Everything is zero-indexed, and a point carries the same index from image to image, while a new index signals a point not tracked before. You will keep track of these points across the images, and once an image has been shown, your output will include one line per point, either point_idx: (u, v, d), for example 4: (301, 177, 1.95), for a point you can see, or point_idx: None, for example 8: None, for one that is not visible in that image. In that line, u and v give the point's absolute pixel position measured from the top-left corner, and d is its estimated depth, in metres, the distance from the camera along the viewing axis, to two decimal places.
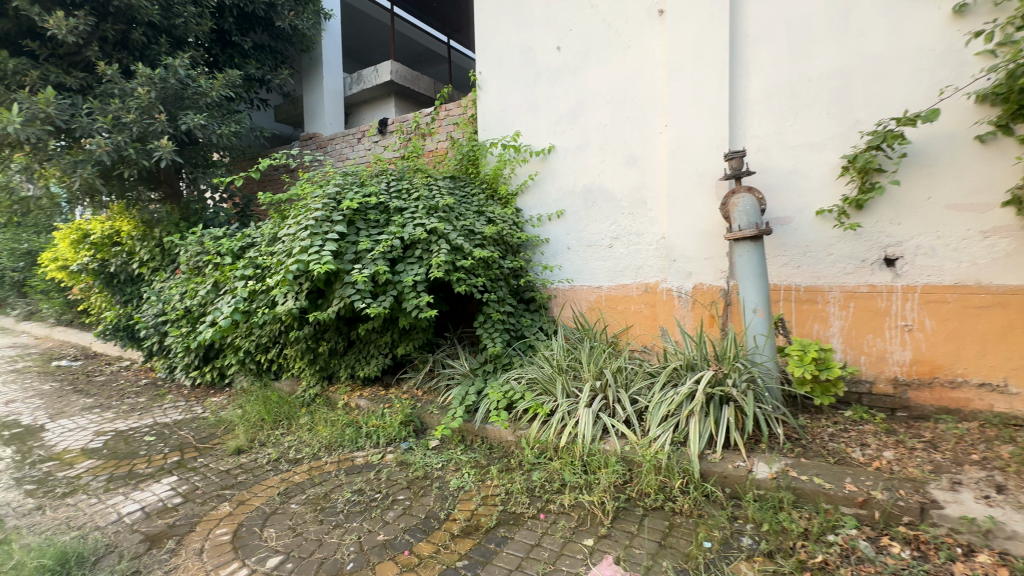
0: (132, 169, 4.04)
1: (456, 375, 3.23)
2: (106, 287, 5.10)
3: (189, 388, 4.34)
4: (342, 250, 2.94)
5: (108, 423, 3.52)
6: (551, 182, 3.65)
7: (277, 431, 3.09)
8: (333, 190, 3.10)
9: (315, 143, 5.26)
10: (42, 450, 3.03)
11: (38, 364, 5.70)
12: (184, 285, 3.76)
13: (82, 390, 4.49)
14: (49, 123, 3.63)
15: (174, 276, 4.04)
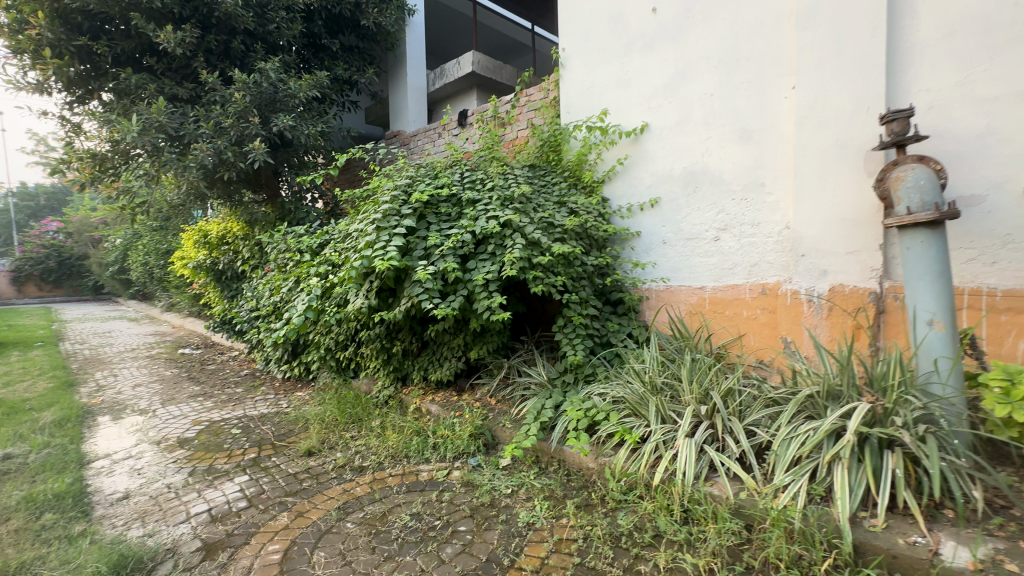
0: (231, 171, 4.27)
1: (533, 385, 2.90)
2: (217, 282, 5.55)
3: (280, 381, 4.51)
4: (411, 246, 2.76)
5: (206, 413, 3.71)
6: (644, 167, 3.17)
7: (348, 434, 2.99)
8: (403, 183, 2.93)
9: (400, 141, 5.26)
10: (146, 436, 3.23)
11: (168, 351, 6.42)
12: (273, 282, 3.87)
13: (194, 378, 4.90)
14: (162, 131, 3.94)
15: (266, 273, 4.21)
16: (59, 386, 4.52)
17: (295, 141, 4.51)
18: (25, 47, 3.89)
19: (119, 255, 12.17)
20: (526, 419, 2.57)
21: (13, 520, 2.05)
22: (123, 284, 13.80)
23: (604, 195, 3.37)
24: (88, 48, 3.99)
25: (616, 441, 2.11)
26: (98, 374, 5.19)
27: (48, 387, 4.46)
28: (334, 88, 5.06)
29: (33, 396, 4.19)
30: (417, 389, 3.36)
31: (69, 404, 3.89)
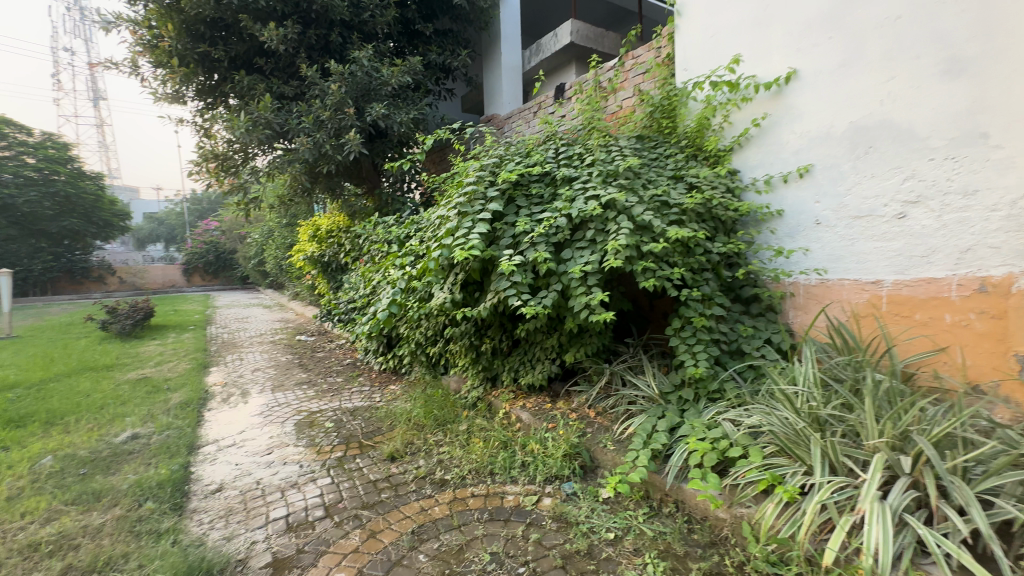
0: (330, 164, 4.34)
1: (640, 399, 2.41)
2: (324, 274, 5.81)
3: (377, 371, 4.54)
4: (498, 233, 2.42)
5: (307, 402, 3.79)
6: (790, 126, 2.47)
7: (432, 438, 2.77)
8: (490, 162, 2.60)
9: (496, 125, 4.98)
10: (251, 423, 3.34)
11: (287, 337, 6.96)
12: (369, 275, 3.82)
13: (304, 365, 5.16)
14: (268, 128, 4.10)
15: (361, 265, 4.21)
16: (195, 367, 5.03)
17: (389, 130, 4.46)
18: (160, 59, 4.28)
19: (257, 249, 13.78)
20: (633, 441, 2.10)
21: (118, 506, 2.11)
22: (261, 276, 15.67)
23: (733, 166, 2.72)
24: (209, 54, 4.28)
25: (759, 489, 1.57)
26: (229, 357, 5.73)
27: (187, 369, 4.97)
28: (428, 74, 4.96)
29: (174, 376, 4.68)
30: (508, 392, 3.05)
31: (197, 386, 4.24)
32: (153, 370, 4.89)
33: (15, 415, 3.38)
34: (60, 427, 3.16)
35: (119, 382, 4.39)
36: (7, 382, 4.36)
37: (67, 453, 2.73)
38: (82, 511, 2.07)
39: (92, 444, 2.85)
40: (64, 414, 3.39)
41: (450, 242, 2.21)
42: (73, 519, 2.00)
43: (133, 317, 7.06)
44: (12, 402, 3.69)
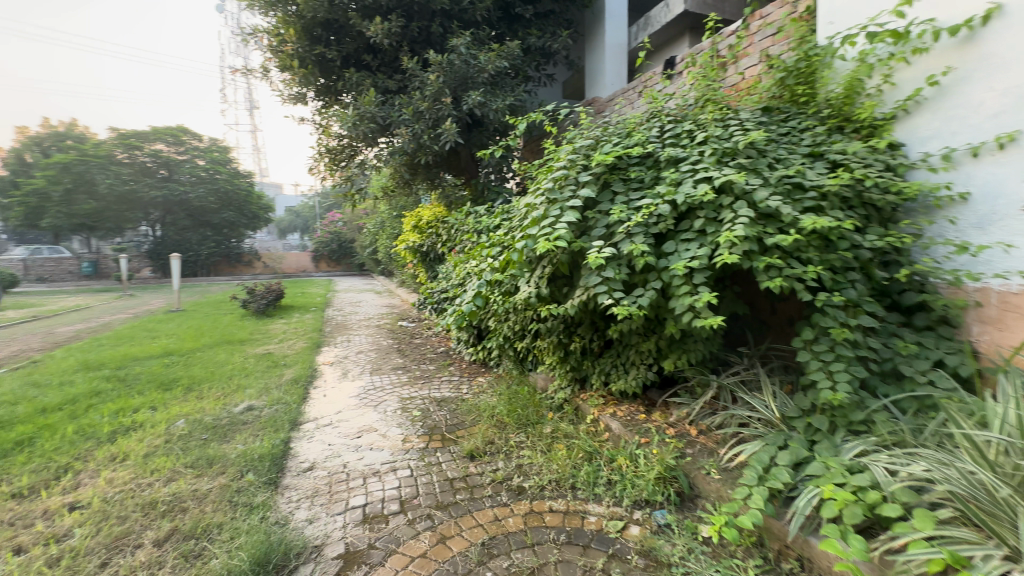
0: (428, 155, 4.40)
1: (758, 422, 2.03)
2: (423, 263, 6.00)
3: (468, 361, 4.56)
4: (590, 223, 2.18)
5: (399, 388, 3.90)
6: (987, 82, 1.87)
7: (514, 438, 2.63)
8: (584, 144, 2.35)
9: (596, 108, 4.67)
10: (348, 404, 3.50)
11: (391, 322, 7.36)
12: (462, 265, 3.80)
13: (402, 350, 5.38)
14: (372, 121, 4.26)
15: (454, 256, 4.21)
16: (310, 346, 5.50)
17: (484, 119, 4.40)
18: (284, 63, 4.67)
19: (371, 239, 14.94)
20: (744, 474, 1.75)
21: (224, 475, 2.29)
22: (375, 263, 16.98)
23: (894, 139, 2.15)
24: (324, 55, 4.56)
25: (930, 570, 1.16)
26: (339, 339, 6.19)
27: (303, 347, 5.45)
28: (526, 59, 4.81)
29: (291, 353, 5.16)
30: (597, 397, 2.81)
31: (308, 365, 4.61)
32: (276, 347, 5.44)
33: (166, 379, 3.93)
34: (196, 393, 3.61)
35: (248, 355, 4.94)
36: (168, 349, 5.15)
37: (196, 417, 3.08)
38: (196, 475, 2.28)
39: (216, 411, 3.19)
40: (202, 382, 3.88)
41: (535, 231, 2.02)
42: (187, 483, 2.20)
43: (266, 297, 8.00)
44: (167, 367, 4.32)
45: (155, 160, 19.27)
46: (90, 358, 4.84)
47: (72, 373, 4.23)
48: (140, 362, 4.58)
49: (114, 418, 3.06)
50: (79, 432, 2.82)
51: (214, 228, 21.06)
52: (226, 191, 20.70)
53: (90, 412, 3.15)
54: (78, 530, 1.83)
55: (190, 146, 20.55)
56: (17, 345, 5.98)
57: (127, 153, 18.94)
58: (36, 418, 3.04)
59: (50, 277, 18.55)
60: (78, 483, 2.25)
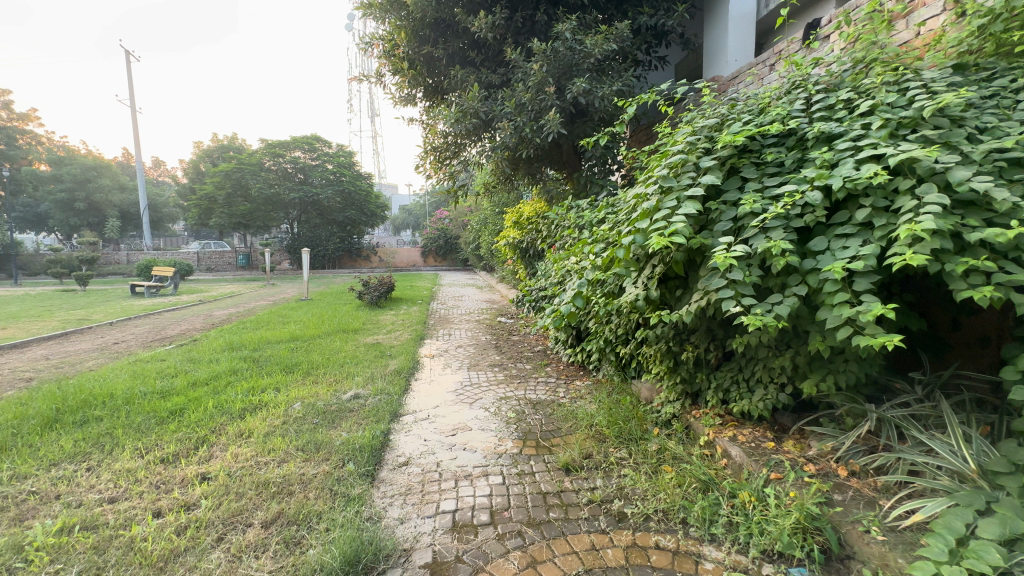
0: (530, 148, 4.28)
1: (941, 474, 1.58)
2: (523, 259, 5.95)
3: (566, 362, 4.37)
4: (712, 215, 1.86)
5: (495, 386, 3.85)
6: None
7: (614, 454, 2.40)
8: (707, 123, 2.02)
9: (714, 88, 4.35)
10: (445, 399, 3.52)
11: (490, 318, 7.44)
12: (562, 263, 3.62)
13: (499, 347, 5.36)
14: (475, 116, 4.25)
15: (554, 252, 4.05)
16: (414, 338, 5.73)
17: (589, 107, 4.16)
18: (396, 66, 4.87)
19: (474, 235, 15.43)
20: (925, 543, 1.35)
21: (328, 462, 2.38)
22: (477, 258, 17.52)
23: None
24: (431, 54, 4.67)
25: None
26: (441, 332, 6.38)
27: (408, 338, 5.70)
28: (637, 41, 4.47)
29: (397, 344, 5.41)
30: (713, 416, 2.46)
31: (411, 356, 4.78)
32: (384, 337, 5.76)
33: (289, 363, 4.33)
34: (313, 377, 3.90)
35: (359, 344, 5.28)
36: (294, 334, 5.71)
37: (311, 401, 3.31)
38: (304, 459, 2.41)
39: (328, 397, 3.40)
40: (318, 367, 4.20)
41: (646, 225, 1.76)
42: (296, 466, 2.32)
43: (379, 290, 8.57)
44: (291, 352, 4.77)
45: (294, 166, 21.94)
46: (234, 339, 5.54)
47: (220, 352, 4.86)
48: (272, 345, 5.13)
49: (245, 396, 3.40)
50: (218, 406, 3.18)
51: (340, 225, 23.43)
52: (350, 192, 22.89)
53: (228, 389, 3.55)
54: (203, 502, 2.00)
55: (321, 152, 23.01)
56: (184, 325, 7.10)
57: (273, 160, 21.77)
58: (187, 390, 3.50)
59: (216, 267, 22.05)
60: (210, 455, 2.50)
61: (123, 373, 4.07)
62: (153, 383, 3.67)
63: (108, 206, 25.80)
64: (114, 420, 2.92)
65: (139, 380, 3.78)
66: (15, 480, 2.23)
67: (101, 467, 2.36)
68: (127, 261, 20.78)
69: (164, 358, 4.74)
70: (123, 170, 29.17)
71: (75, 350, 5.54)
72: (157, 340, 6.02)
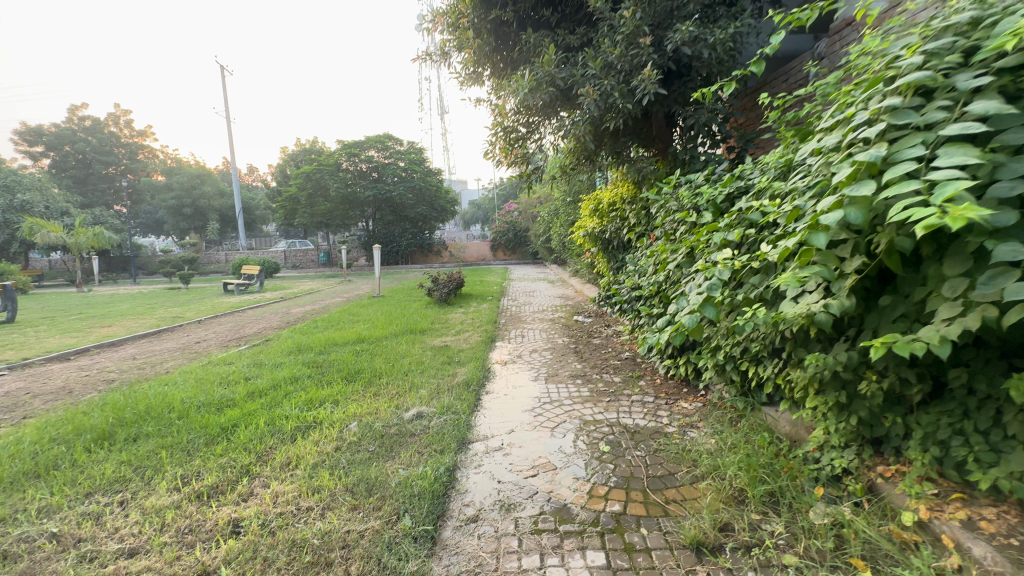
0: (618, 119, 3.58)
1: None
2: (605, 251, 5.28)
3: (664, 375, 3.63)
4: (983, 171, 1.09)
5: (580, 404, 3.23)
6: None
7: (766, 531, 1.69)
8: (954, 23, 1.22)
9: (832, 60, 3.80)
10: (521, 422, 2.95)
11: (566, 316, 6.78)
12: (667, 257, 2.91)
13: (580, 352, 4.70)
14: (552, 85, 3.64)
15: (651, 243, 3.34)
16: (485, 340, 5.23)
17: (693, 62, 3.39)
18: (461, 38, 4.36)
19: (545, 227, 14.83)
20: None
21: (379, 513, 1.89)
22: (548, 251, 16.92)
23: None
24: (500, 19, 4.11)
25: None
26: (513, 333, 5.84)
27: (478, 341, 5.21)
28: None
29: (467, 347, 4.94)
30: (918, 480, 1.66)
31: (482, 363, 4.29)
32: (452, 339, 5.32)
33: (352, 370, 3.99)
34: (376, 389, 3.52)
35: (427, 347, 4.87)
36: (361, 335, 5.45)
37: (370, 420, 2.89)
38: (351, 508, 1.94)
39: (389, 415, 2.96)
40: (383, 376, 3.82)
41: (871, 189, 1.05)
42: (341, 518, 1.85)
43: (448, 286, 8.23)
44: (357, 356, 4.47)
45: (369, 165, 22.64)
46: (303, 340, 5.38)
47: (287, 355, 4.67)
48: (339, 348, 4.87)
49: (301, 411, 3.06)
50: (270, 425, 2.85)
51: (412, 221, 23.91)
52: (421, 188, 23.22)
53: (285, 401, 3.24)
54: (223, 570, 1.58)
55: (393, 150, 23.51)
56: (262, 323, 7.18)
57: (349, 160, 22.58)
58: (244, 402, 3.23)
59: (301, 265, 23.36)
60: (250, 492, 2.12)
61: (190, 379, 3.95)
62: (214, 392, 3.46)
63: (210, 210, 28.32)
64: (164, 439, 2.67)
65: (202, 388, 3.61)
66: (44, 516, 1.98)
67: (133, 503, 2.06)
68: (226, 260, 22.60)
69: (234, 361, 4.63)
70: (222, 177, 31.94)
71: (160, 350, 5.68)
72: (235, 340, 6.07)
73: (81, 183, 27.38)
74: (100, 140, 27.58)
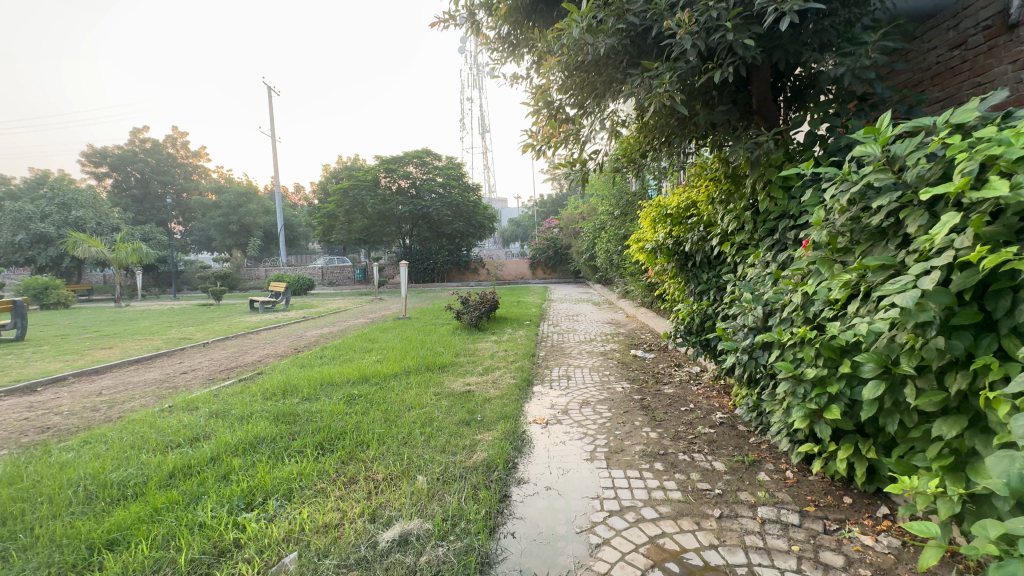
0: (725, 68, 2.37)
1: None
2: (680, 271, 4.00)
3: (798, 468, 2.29)
4: None
5: (671, 521, 1.94)
6: None
7: None
8: None
9: None
10: (574, 562, 1.70)
11: (620, 350, 5.48)
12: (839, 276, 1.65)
13: (649, 409, 3.39)
14: (622, 24, 2.50)
15: (796, 255, 2.07)
16: (520, 385, 4.01)
17: None
18: None
19: (589, 245, 13.67)
20: None
21: None
22: (592, 270, 15.71)
23: None
24: None
25: None
26: (556, 373, 4.59)
27: (511, 386, 3.99)
28: None
29: (496, 395, 3.74)
30: None
31: (513, 422, 3.10)
32: (478, 381, 4.13)
33: (333, 433, 2.88)
34: (352, 474, 2.35)
35: (442, 396, 3.70)
36: (365, 373, 4.35)
37: (319, 550, 1.72)
38: None
39: (352, 539, 1.78)
40: (370, 446, 2.67)
41: None
42: None
43: (479, 309, 7.09)
44: (347, 408, 3.35)
45: (408, 181, 22.32)
46: (294, 378, 4.34)
47: (263, 401, 3.63)
48: (331, 393, 3.78)
49: (226, 515, 1.96)
50: (160, 549, 1.74)
51: (450, 238, 23.34)
52: (459, 204, 22.61)
53: (213, 492, 2.15)
54: None
55: (432, 166, 23.06)
56: (266, 350, 6.26)
57: (388, 176, 22.32)
58: (156, 488, 2.18)
59: (337, 282, 23.05)
60: None
61: (125, 435, 2.97)
62: (129, 467, 2.43)
63: (255, 227, 28.83)
64: None
65: (123, 454, 2.60)
66: None
67: None
68: (265, 276, 22.59)
69: (199, 405, 3.64)
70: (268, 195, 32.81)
71: (137, 382, 4.80)
72: (224, 371, 5.13)
73: (139, 202, 28.77)
74: (158, 160, 28.86)
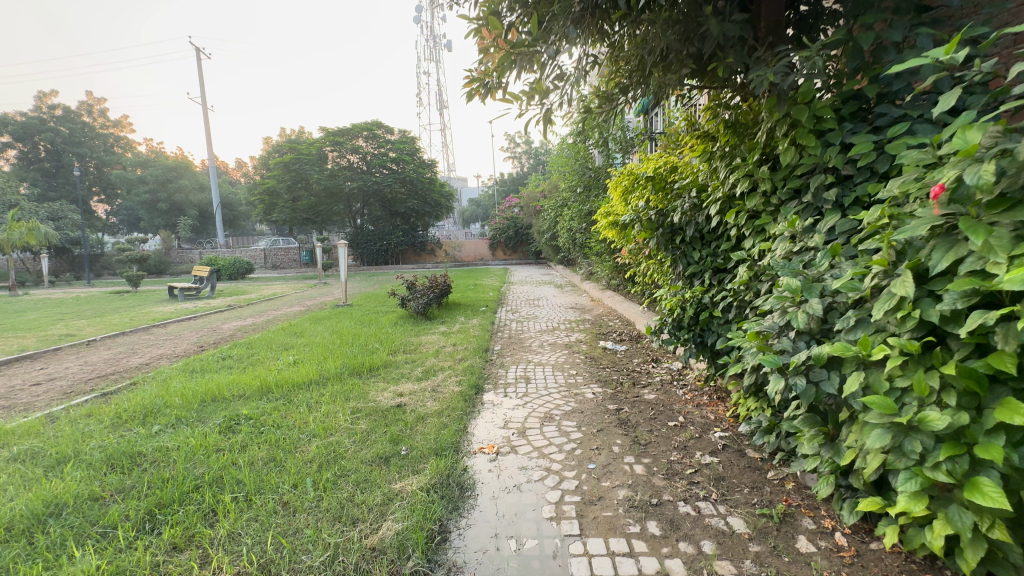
0: None
1: None
2: (664, 248, 3.16)
3: (851, 530, 1.59)
4: None
5: None
6: None
7: None
8: None
9: None
10: None
11: (588, 342, 4.74)
12: (1007, 249, 0.93)
13: (629, 426, 2.63)
14: None
15: (888, 222, 1.32)
16: (465, 395, 3.16)
17: None
18: None
19: (550, 224, 12.94)
20: None
21: None
22: (554, 250, 15.01)
23: None
24: None
25: None
26: (512, 373, 3.78)
27: (455, 396, 3.14)
28: None
29: (434, 411, 2.88)
30: None
31: (449, 456, 2.27)
32: (413, 391, 3.25)
33: (179, 487, 1.95)
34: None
35: (362, 415, 2.80)
36: (267, 382, 3.37)
37: None
38: None
39: None
40: (225, 515, 1.75)
41: None
42: None
43: (427, 295, 6.17)
44: (220, 442, 2.39)
45: (357, 155, 20.78)
46: (171, 390, 3.31)
47: (106, 432, 2.61)
48: (209, 416, 2.80)
49: None
50: None
51: (404, 217, 22.03)
52: (414, 180, 21.29)
53: None
54: None
55: (383, 139, 21.51)
56: (161, 350, 5.12)
57: (334, 149, 20.66)
58: None
59: (280, 264, 21.36)
60: None
61: None
62: None
63: (188, 205, 26.31)
64: None
65: None
66: None
67: None
68: (199, 258, 20.56)
69: (10, 439, 2.60)
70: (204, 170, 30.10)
71: None
72: (92, 381, 4.01)
73: (49, 177, 25.57)
74: (70, 129, 25.62)
